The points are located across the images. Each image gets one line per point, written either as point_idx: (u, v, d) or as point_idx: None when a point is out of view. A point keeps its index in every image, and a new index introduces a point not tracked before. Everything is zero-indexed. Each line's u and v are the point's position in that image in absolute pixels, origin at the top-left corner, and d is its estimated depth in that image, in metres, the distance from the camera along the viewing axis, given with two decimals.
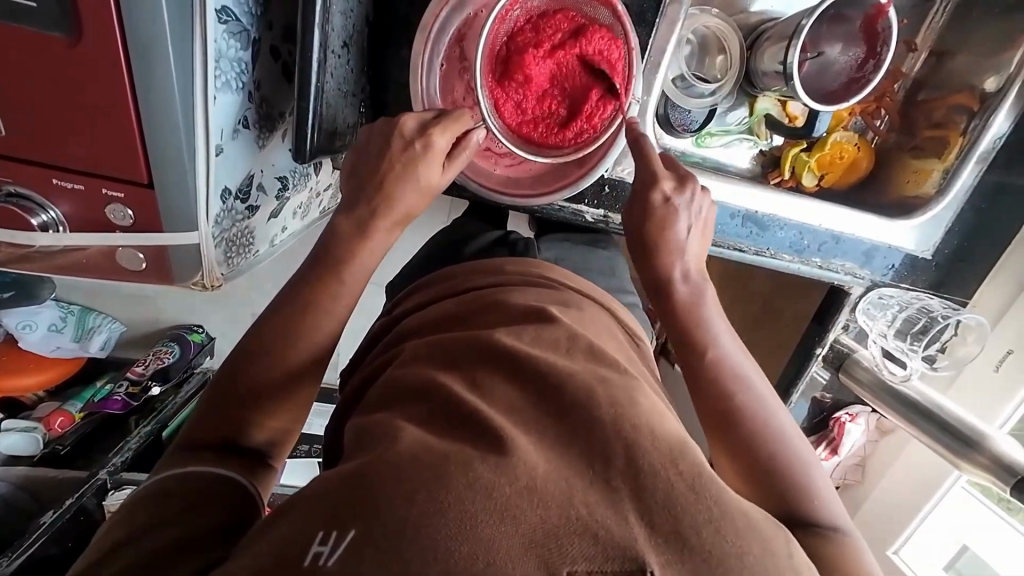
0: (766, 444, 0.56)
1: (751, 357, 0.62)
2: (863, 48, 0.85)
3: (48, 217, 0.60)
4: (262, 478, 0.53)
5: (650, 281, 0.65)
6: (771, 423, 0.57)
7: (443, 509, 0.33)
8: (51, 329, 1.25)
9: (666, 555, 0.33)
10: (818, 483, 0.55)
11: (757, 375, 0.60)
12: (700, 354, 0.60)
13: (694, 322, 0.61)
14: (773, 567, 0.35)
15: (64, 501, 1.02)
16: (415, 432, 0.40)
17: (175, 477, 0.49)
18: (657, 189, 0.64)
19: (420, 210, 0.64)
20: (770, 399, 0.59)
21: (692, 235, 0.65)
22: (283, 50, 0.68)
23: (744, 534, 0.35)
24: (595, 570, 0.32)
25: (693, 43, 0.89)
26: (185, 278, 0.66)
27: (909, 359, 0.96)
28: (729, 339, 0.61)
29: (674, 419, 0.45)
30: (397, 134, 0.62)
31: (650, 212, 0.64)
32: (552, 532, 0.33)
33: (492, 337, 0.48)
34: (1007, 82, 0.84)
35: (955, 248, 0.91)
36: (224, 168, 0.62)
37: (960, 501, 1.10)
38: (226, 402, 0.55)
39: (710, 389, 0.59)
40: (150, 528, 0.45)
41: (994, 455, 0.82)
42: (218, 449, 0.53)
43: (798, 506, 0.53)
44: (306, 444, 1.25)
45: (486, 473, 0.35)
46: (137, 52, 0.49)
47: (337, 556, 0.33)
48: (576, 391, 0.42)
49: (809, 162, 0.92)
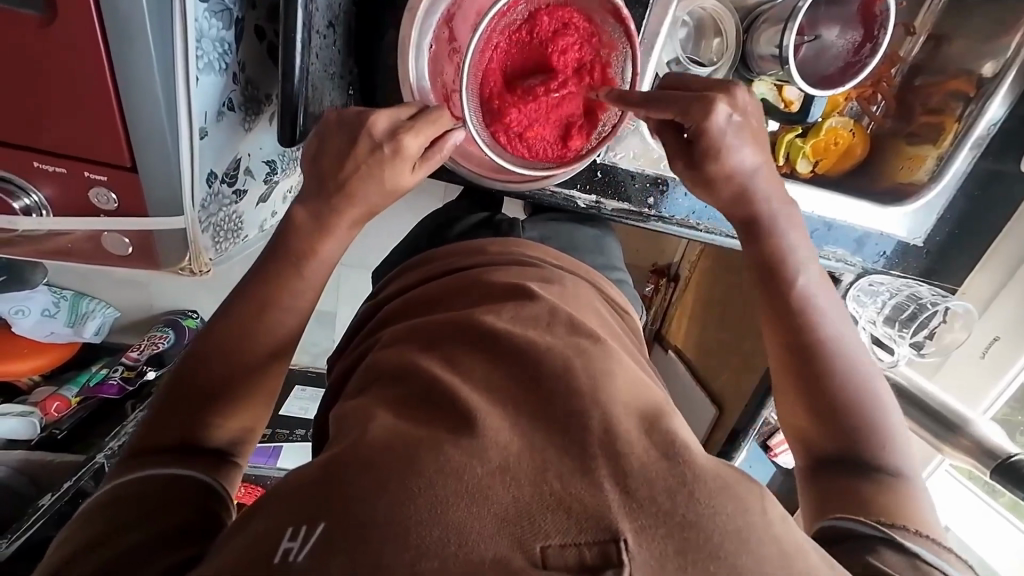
0: (845, 380, 0.58)
1: (836, 301, 0.63)
2: (861, 31, 0.83)
3: (31, 201, 0.59)
4: (227, 474, 0.54)
5: (740, 212, 0.65)
6: (852, 367, 0.59)
7: (414, 497, 0.34)
8: (44, 314, 1.24)
9: (639, 521, 0.33)
10: (891, 427, 0.57)
11: (842, 318, 0.62)
12: (789, 282, 0.62)
13: (780, 260, 0.63)
14: (748, 525, 0.35)
15: (63, 485, 1.05)
16: (386, 420, 0.41)
17: (131, 483, 0.50)
18: (717, 109, 0.59)
19: (386, 207, 0.64)
20: (849, 335, 0.61)
21: (760, 156, 0.63)
22: (268, 30, 0.66)
23: (717, 494, 0.35)
24: (568, 543, 0.32)
25: (688, 25, 0.88)
26: (172, 262, 0.66)
27: (897, 346, 0.95)
28: (815, 274, 0.63)
29: (651, 385, 0.46)
30: (366, 133, 0.60)
31: (712, 132, 0.60)
32: (523, 509, 0.33)
33: (476, 317, 0.49)
34: (1003, 68, 0.84)
35: (948, 236, 0.91)
36: (209, 151, 0.61)
37: (940, 483, 1.15)
38: (192, 398, 0.55)
39: (792, 313, 0.61)
40: (110, 537, 0.46)
41: (977, 438, 0.82)
42: (175, 451, 0.53)
43: (866, 449, 0.56)
44: (301, 429, 1.25)
45: (456, 455, 0.36)
46: (116, 32, 0.48)
47: (306, 551, 0.33)
48: (554, 364, 0.42)
49: (804, 148, 0.91)
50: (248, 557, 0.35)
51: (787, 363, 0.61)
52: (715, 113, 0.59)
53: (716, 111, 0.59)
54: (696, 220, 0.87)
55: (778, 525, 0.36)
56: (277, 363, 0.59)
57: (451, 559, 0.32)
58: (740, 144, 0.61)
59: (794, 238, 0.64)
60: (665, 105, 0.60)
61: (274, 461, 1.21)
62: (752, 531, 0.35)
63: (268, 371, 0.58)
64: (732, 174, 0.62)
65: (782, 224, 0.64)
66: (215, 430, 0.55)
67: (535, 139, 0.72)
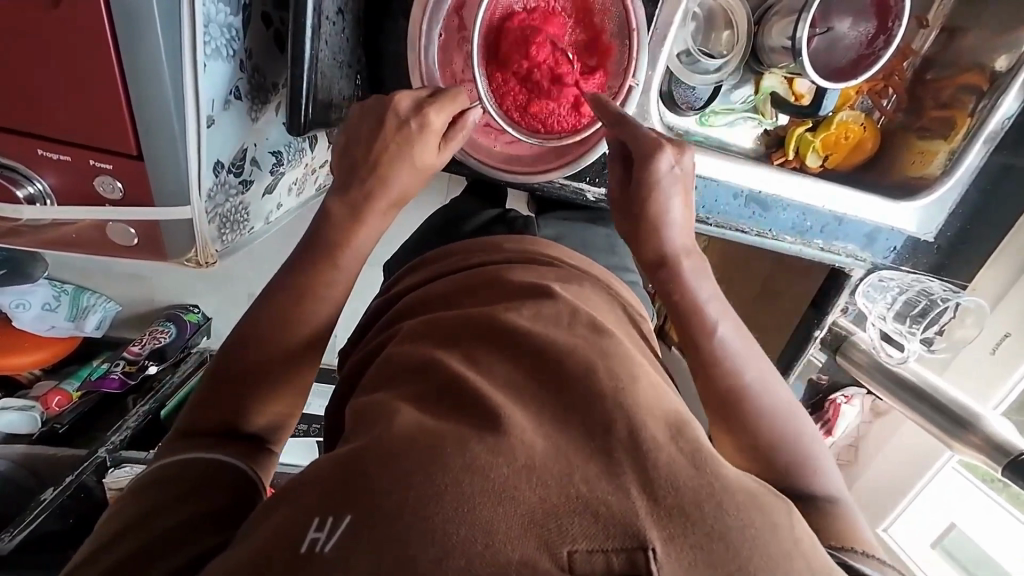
0: (771, 423, 0.56)
1: (749, 336, 0.61)
2: (874, 22, 0.82)
3: (34, 189, 0.58)
4: (264, 461, 0.53)
5: (655, 254, 0.61)
6: (777, 401, 0.58)
7: (441, 492, 0.33)
8: (45, 308, 1.23)
9: (668, 530, 0.32)
10: (817, 454, 0.57)
11: (756, 351, 0.60)
12: (705, 334, 0.58)
13: (695, 303, 0.59)
14: (776, 542, 0.35)
15: (65, 478, 1.06)
16: (411, 414, 0.40)
17: (169, 465, 0.50)
18: (661, 157, 0.60)
19: (414, 191, 0.63)
20: (769, 374, 0.59)
21: (681, 208, 0.62)
22: (275, 18, 0.65)
23: (745, 508, 0.35)
24: (596, 548, 0.32)
25: (698, 17, 0.86)
26: (178, 254, 0.65)
27: (906, 342, 0.96)
28: (729, 320, 0.60)
29: (673, 395, 0.45)
30: (391, 112, 0.60)
31: (649, 180, 0.61)
32: (551, 511, 0.33)
33: (494, 314, 0.48)
34: (1017, 62, 0.82)
35: (959, 230, 0.90)
36: (216, 140, 0.60)
37: (948, 479, 1.12)
38: (231, 386, 0.55)
39: (710, 364, 0.58)
40: (145, 522, 0.45)
41: (987, 434, 0.82)
42: (216, 435, 0.53)
43: (798, 484, 0.55)
44: (305, 424, 1.25)
45: (482, 453, 0.35)
46: (123, 14, 0.47)
47: (333, 543, 0.33)
48: (578, 369, 0.41)
49: (814, 142, 0.90)
50: (269, 553, 0.35)
51: (717, 412, 0.58)
52: (656, 169, 0.61)
53: (655, 167, 0.60)
54: (709, 214, 0.87)
55: (807, 545, 0.36)
56: (310, 359, 0.58)
57: (477, 559, 0.31)
58: (672, 195, 0.62)
59: (704, 286, 0.60)
60: (622, 131, 0.62)
61: (278, 456, 1.20)
62: (778, 547, 0.35)
63: (290, 367, 0.57)
64: (657, 230, 0.61)
65: (697, 275, 0.60)
66: (254, 416, 0.55)
67: (550, 114, 0.72)
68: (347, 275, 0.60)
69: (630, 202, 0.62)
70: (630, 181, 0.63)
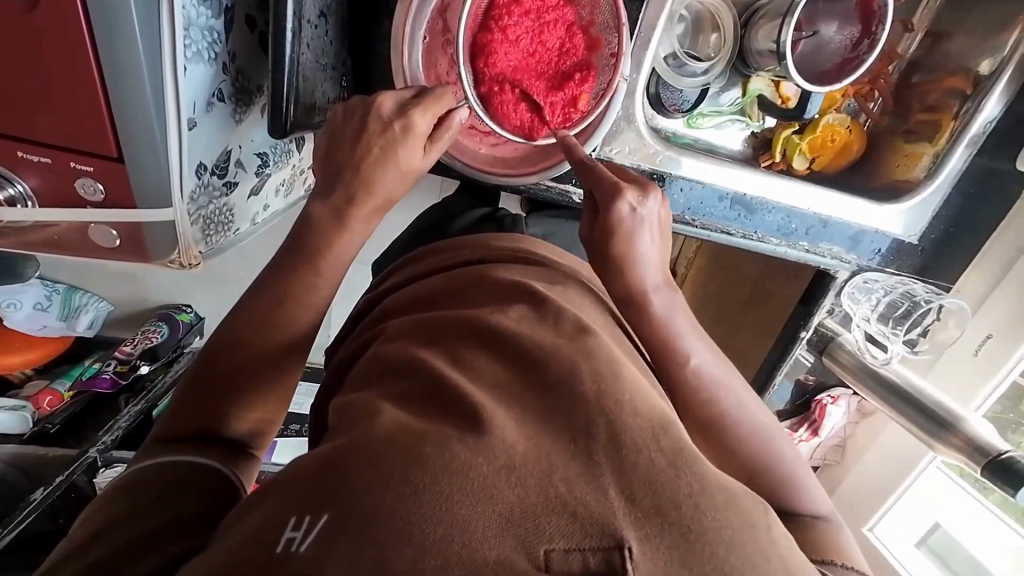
0: (752, 444, 0.57)
1: (725, 359, 0.60)
2: (859, 27, 0.83)
3: (15, 191, 0.58)
4: (245, 465, 0.54)
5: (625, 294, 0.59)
6: (755, 425, 0.58)
7: (417, 490, 0.33)
8: (37, 308, 1.23)
9: (644, 530, 0.33)
10: (797, 471, 0.58)
11: (734, 375, 0.60)
12: (682, 364, 0.57)
13: (668, 337, 0.58)
14: (752, 539, 0.35)
15: (55, 479, 1.03)
16: (393, 413, 0.40)
17: (152, 467, 0.50)
18: (622, 200, 0.58)
19: (401, 194, 0.63)
20: (747, 397, 0.59)
21: (652, 247, 0.61)
22: (258, 19, 0.65)
23: (722, 506, 0.35)
24: (573, 547, 0.32)
25: (686, 20, 0.87)
26: (161, 255, 0.65)
27: (889, 343, 0.98)
28: (706, 349, 0.59)
29: (653, 390, 0.45)
30: (375, 115, 0.60)
31: (613, 224, 0.59)
32: (528, 511, 0.33)
33: (478, 315, 0.49)
34: (1001, 65, 0.83)
35: (943, 233, 0.90)
36: (198, 142, 0.60)
37: (932, 479, 1.13)
38: (212, 388, 0.55)
39: (690, 394, 0.57)
40: (126, 522, 0.45)
41: (968, 437, 0.84)
42: (197, 440, 0.53)
43: (782, 500, 0.56)
44: (296, 424, 1.25)
45: (463, 453, 0.35)
46: (102, 18, 0.47)
47: (309, 543, 0.33)
48: (559, 366, 0.42)
49: (801, 145, 0.90)
50: (245, 556, 0.35)
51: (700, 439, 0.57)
52: (618, 212, 0.59)
53: (618, 210, 0.59)
54: (696, 216, 0.88)
55: (781, 543, 0.36)
56: (293, 359, 0.58)
57: (453, 558, 0.32)
58: (642, 235, 0.60)
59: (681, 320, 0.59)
60: (586, 177, 0.62)
61: (270, 456, 1.20)
62: (755, 546, 0.35)
63: (279, 365, 0.57)
64: (631, 261, 0.59)
65: (669, 311, 0.58)
66: (239, 421, 0.55)
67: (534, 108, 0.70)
68: (331, 280, 0.61)
69: (593, 242, 0.60)
70: (593, 214, 0.61)
